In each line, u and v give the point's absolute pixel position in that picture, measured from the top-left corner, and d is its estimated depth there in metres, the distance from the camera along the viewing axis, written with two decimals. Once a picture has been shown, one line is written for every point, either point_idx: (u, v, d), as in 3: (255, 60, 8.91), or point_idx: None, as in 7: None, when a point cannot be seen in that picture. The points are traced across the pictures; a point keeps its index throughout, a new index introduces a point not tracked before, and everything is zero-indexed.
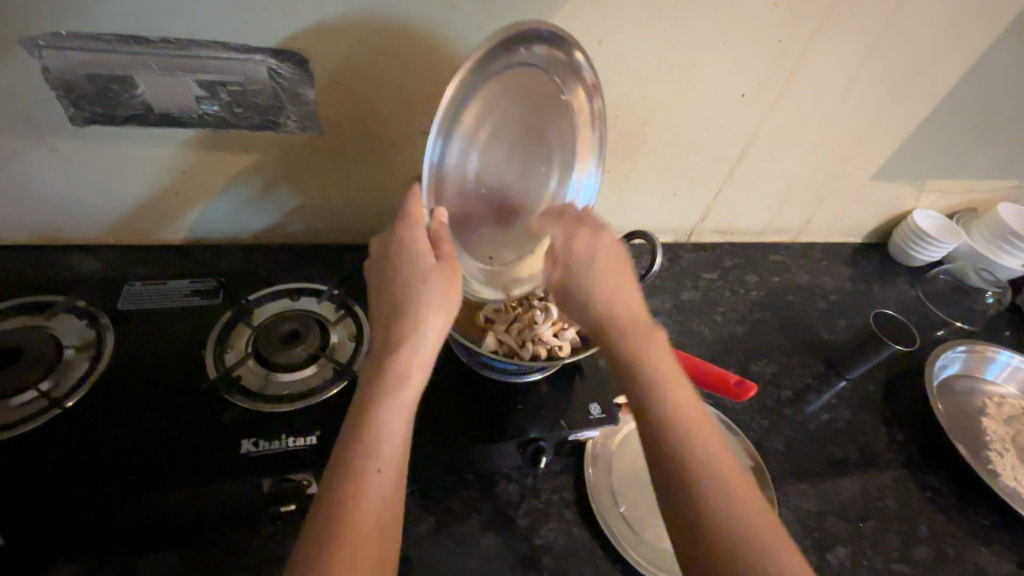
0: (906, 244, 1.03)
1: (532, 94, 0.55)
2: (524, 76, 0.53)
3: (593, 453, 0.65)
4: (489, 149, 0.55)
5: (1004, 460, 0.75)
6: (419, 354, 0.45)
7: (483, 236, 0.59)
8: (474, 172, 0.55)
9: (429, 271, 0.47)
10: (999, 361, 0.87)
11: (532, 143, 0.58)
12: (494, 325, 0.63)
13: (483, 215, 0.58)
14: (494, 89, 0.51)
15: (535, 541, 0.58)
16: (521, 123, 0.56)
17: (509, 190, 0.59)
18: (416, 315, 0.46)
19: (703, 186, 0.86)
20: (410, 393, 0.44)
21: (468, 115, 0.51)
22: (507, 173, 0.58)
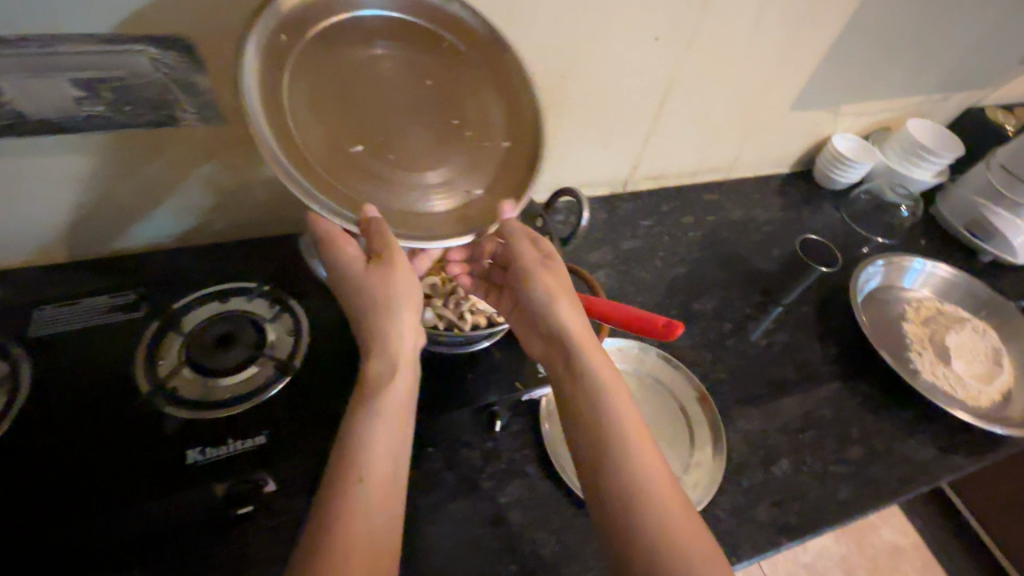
0: (829, 168, 1.07)
1: (333, 62, 0.54)
2: (304, 65, 0.52)
3: (548, 409, 0.67)
4: (364, 137, 0.56)
5: (923, 358, 0.83)
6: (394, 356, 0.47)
7: (457, 179, 0.60)
8: (377, 159, 0.56)
9: (382, 276, 0.49)
10: (915, 269, 0.93)
11: (399, 102, 0.58)
12: (433, 300, 0.62)
13: (411, 168, 0.58)
14: (317, 54, 0.52)
15: (501, 499, 0.60)
16: (361, 92, 0.55)
17: (417, 135, 0.59)
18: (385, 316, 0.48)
19: (632, 134, 0.87)
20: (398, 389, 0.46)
21: (319, 148, 0.53)
22: (421, 139, 0.59)
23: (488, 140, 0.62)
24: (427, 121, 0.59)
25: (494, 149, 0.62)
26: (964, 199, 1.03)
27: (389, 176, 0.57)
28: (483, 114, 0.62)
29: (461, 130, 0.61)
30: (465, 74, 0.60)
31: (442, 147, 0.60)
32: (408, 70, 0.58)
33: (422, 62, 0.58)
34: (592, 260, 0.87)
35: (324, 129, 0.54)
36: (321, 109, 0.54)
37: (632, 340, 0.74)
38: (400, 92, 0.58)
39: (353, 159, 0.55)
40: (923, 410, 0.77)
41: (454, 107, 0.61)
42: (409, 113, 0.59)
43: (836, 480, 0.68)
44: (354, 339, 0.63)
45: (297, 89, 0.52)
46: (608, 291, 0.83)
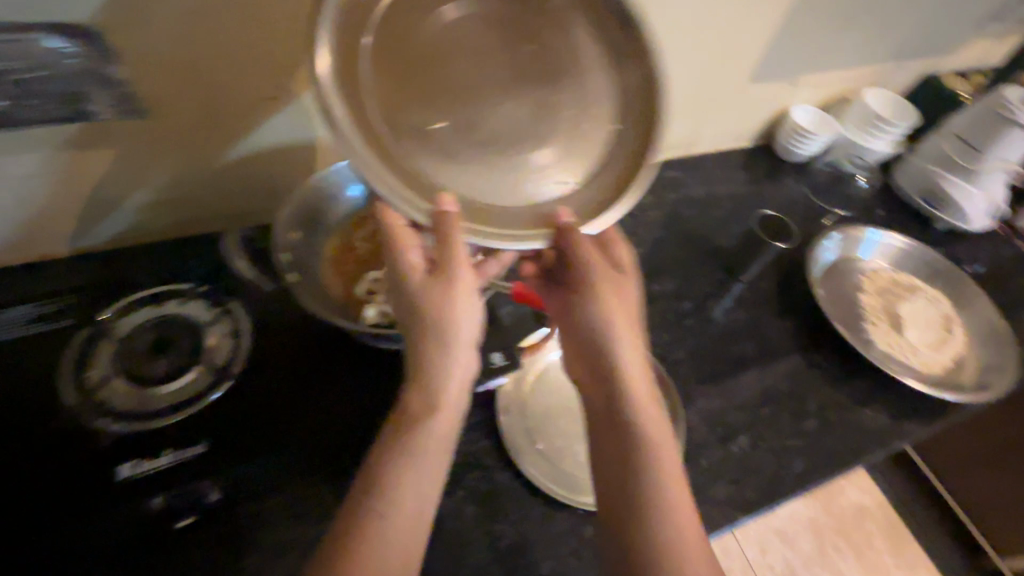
0: (789, 141, 1.06)
1: (415, 30, 0.50)
2: (383, 30, 0.48)
3: (504, 400, 0.66)
4: (446, 115, 0.52)
5: (878, 328, 0.84)
6: (445, 386, 0.47)
7: (555, 163, 0.55)
8: (466, 142, 0.52)
9: (443, 298, 0.48)
10: (871, 240, 0.94)
11: (482, 77, 0.54)
12: (377, 295, 0.55)
13: (501, 153, 0.54)
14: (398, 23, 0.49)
15: (459, 493, 0.59)
16: (444, 65, 0.52)
17: (505, 115, 0.55)
18: (443, 331, 0.48)
19: None
20: (446, 409, 0.46)
21: (402, 123, 0.49)
22: (512, 119, 0.55)
23: (583, 115, 0.57)
24: (516, 97, 0.55)
25: (592, 127, 0.57)
26: (920, 169, 1.03)
27: (480, 161, 0.53)
28: (574, 88, 0.57)
29: (555, 104, 0.56)
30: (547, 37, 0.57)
31: (536, 124, 0.55)
32: (485, 38, 0.54)
33: (496, 28, 0.55)
34: None
35: (410, 110, 0.50)
36: (402, 81, 0.50)
37: None
38: (487, 67, 0.54)
39: (438, 141, 0.51)
40: (877, 380, 0.79)
41: (544, 79, 0.56)
42: (499, 90, 0.55)
43: (792, 454, 0.69)
44: (299, 337, 0.61)
45: (378, 64, 0.48)
46: None
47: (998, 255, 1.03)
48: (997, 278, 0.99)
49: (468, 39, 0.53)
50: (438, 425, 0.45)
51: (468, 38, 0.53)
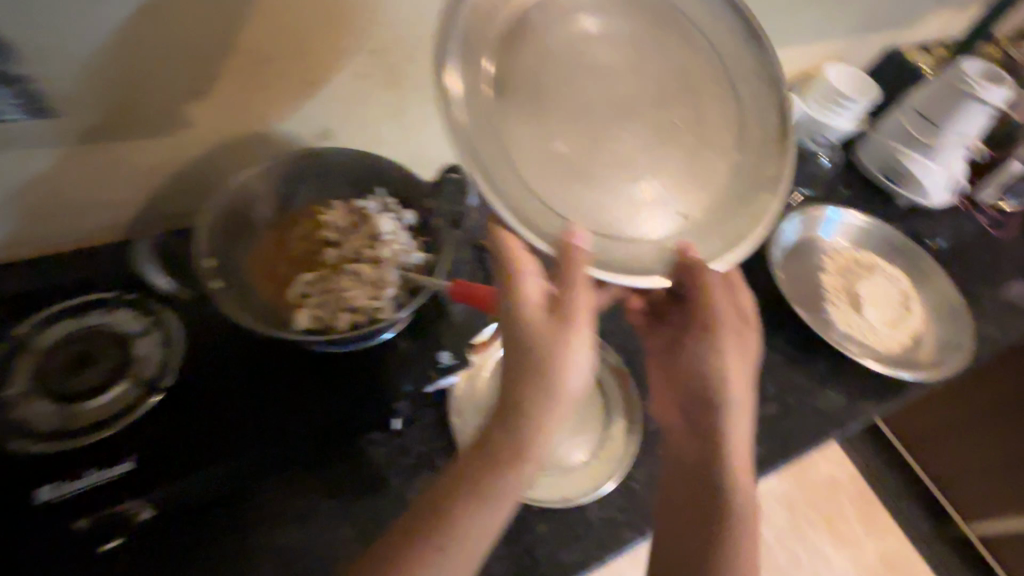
0: None
1: (543, 55, 0.51)
2: (507, 55, 0.50)
3: (457, 399, 0.64)
4: (571, 137, 0.51)
5: (839, 309, 0.84)
6: (544, 436, 0.44)
7: (678, 188, 0.55)
8: (598, 165, 0.52)
9: (555, 341, 0.44)
10: (831, 219, 0.93)
11: (611, 98, 0.54)
12: (308, 299, 0.52)
13: (638, 177, 0.53)
14: (527, 36, 0.50)
15: (410, 496, 0.58)
16: (572, 89, 0.52)
17: (636, 137, 0.54)
18: (567, 368, 0.43)
19: None
20: (541, 449, 0.44)
21: (521, 142, 0.49)
22: (645, 138, 0.54)
23: (694, 136, 0.57)
24: (635, 110, 0.54)
25: (707, 156, 0.57)
26: (881, 144, 1.03)
27: (597, 181, 0.51)
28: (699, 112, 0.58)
29: (671, 121, 0.56)
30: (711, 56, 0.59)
31: (647, 140, 0.54)
32: (614, 56, 0.55)
33: (627, 45, 0.56)
34: None
35: (526, 118, 0.50)
36: (531, 103, 0.50)
37: None
38: (610, 78, 0.54)
39: (568, 162, 0.51)
40: (836, 361, 0.79)
41: (668, 94, 0.56)
42: (620, 103, 0.54)
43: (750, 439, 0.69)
44: (235, 344, 0.58)
45: (507, 69, 0.49)
46: None
47: (958, 229, 1.03)
48: (957, 252, 1.00)
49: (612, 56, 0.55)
50: (524, 474, 0.43)
51: (619, 55, 0.55)
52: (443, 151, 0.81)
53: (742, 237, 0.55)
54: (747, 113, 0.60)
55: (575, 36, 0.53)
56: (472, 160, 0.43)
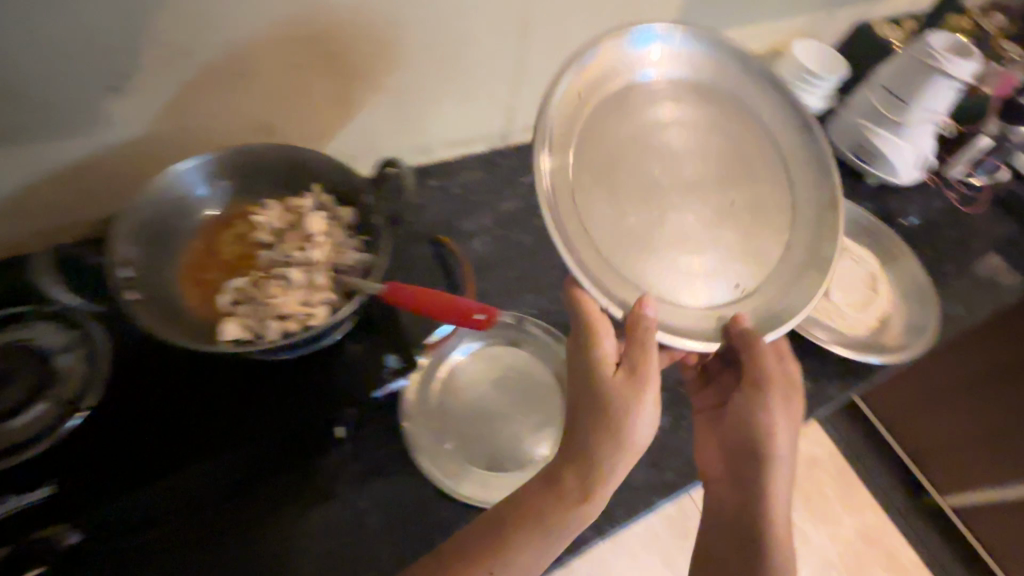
0: None
1: (617, 140, 0.59)
2: (586, 136, 0.57)
3: (408, 404, 0.61)
4: (641, 216, 0.57)
5: None
6: (601, 479, 0.47)
7: (733, 265, 0.59)
8: (661, 244, 0.57)
9: (619, 389, 0.49)
10: None
11: (672, 181, 0.60)
12: (238, 307, 0.49)
13: (700, 256, 0.58)
14: (606, 122, 0.59)
15: (360, 505, 0.56)
16: (641, 173, 0.59)
17: (693, 218, 0.59)
18: (637, 427, 0.48)
19: (498, 83, 0.78)
20: (599, 496, 0.47)
21: (599, 219, 0.55)
22: (702, 218, 0.60)
23: (744, 206, 0.62)
24: (693, 181, 0.61)
25: (756, 231, 0.62)
26: (851, 123, 1.00)
27: (655, 251, 0.57)
28: (747, 192, 0.63)
29: (721, 190, 0.62)
30: (756, 134, 0.66)
31: (702, 210, 0.60)
32: (676, 138, 0.62)
33: (685, 126, 0.63)
34: (465, 227, 0.80)
35: (599, 192, 0.56)
36: (609, 184, 0.57)
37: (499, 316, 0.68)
38: (675, 153, 0.61)
39: (634, 240, 0.56)
40: (802, 347, 0.77)
41: (720, 165, 0.63)
42: (676, 173, 0.60)
43: None
44: (165, 348, 0.56)
45: (585, 149, 0.57)
46: (481, 260, 0.78)
47: (929, 207, 1.02)
48: (927, 229, 0.99)
49: (675, 138, 0.62)
50: (576, 511, 0.47)
51: (680, 136, 0.62)
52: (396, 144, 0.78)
53: (796, 312, 0.58)
54: (796, 193, 0.65)
55: (646, 120, 0.61)
56: (554, 230, 0.48)
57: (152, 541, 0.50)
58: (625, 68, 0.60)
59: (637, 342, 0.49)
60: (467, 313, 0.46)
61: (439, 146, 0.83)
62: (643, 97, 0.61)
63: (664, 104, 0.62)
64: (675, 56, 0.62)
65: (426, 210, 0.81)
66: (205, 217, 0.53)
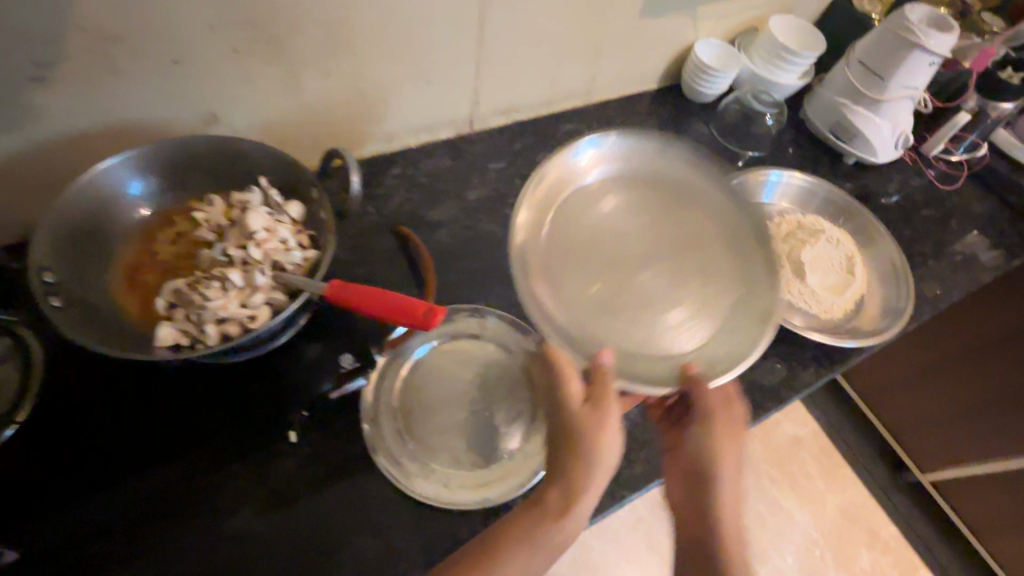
0: (695, 82, 0.98)
1: (574, 227, 0.66)
2: (549, 222, 0.65)
3: (369, 403, 0.59)
4: (603, 287, 0.63)
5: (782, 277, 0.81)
6: (573, 504, 0.48)
7: (687, 323, 0.61)
8: (625, 313, 0.61)
9: (585, 417, 0.50)
10: (772, 182, 0.90)
11: (624, 260, 0.65)
12: (176, 310, 0.46)
13: (662, 318, 0.62)
14: (560, 217, 0.66)
15: (319, 510, 0.54)
16: (597, 257, 0.65)
17: (649, 289, 0.63)
18: (607, 456, 0.49)
19: (459, 64, 0.74)
20: (574, 519, 0.48)
21: (564, 300, 0.61)
22: (658, 287, 0.64)
23: (709, 271, 0.65)
24: (653, 258, 0.66)
25: (708, 288, 0.64)
26: (828, 101, 0.98)
27: (639, 311, 0.62)
28: (692, 260, 0.66)
29: (682, 263, 0.66)
30: (691, 205, 0.69)
31: (670, 281, 0.64)
32: (621, 223, 0.67)
33: (626, 207, 0.68)
34: (430, 218, 0.77)
35: (570, 273, 0.63)
36: (576, 264, 0.64)
37: (462, 311, 0.68)
38: (633, 237, 0.67)
39: (598, 315, 0.61)
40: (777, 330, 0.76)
41: (675, 240, 0.67)
42: (637, 254, 0.66)
43: None
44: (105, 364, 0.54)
45: (556, 246, 0.64)
46: (445, 252, 0.75)
47: (907, 184, 1.00)
48: (906, 208, 0.97)
49: (622, 223, 0.67)
50: (547, 536, 0.47)
51: (627, 221, 0.68)
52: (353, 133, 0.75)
53: (740, 356, 0.59)
54: (736, 253, 0.66)
55: (600, 215, 0.68)
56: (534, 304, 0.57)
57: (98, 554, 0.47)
58: (570, 169, 0.68)
59: (600, 381, 0.51)
60: (412, 311, 0.44)
61: (402, 132, 0.80)
62: (588, 194, 0.68)
63: (603, 196, 0.69)
64: (604, 152, 0.69)
65: (390, 200, 0.78)
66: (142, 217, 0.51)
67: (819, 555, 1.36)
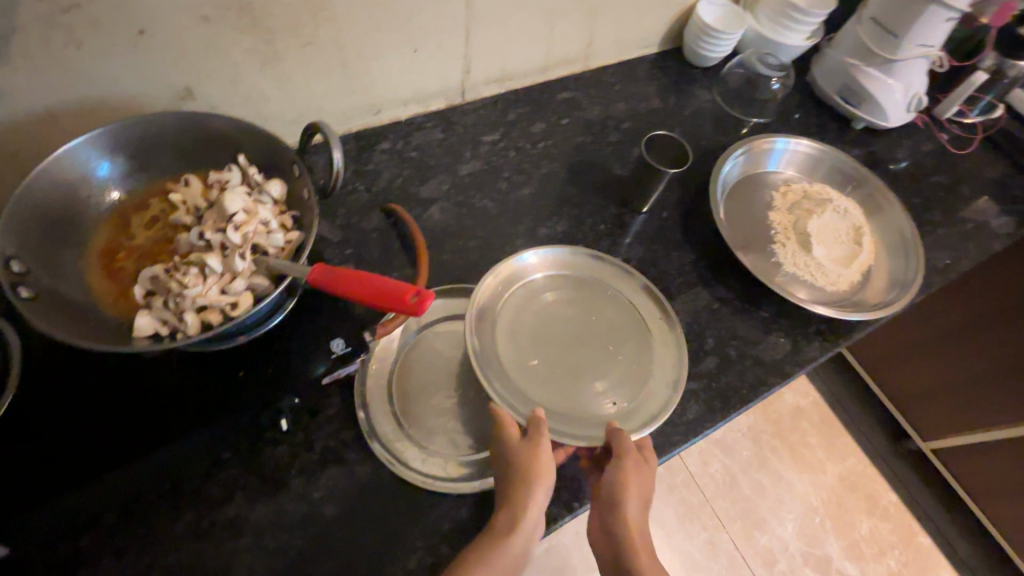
0: (698, 45, 0.93)
1: (514, 314, 0.66)
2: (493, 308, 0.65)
3: (364, 388, 0.58)
4: (538, 368, 0.63)
5: (786, 250, 0.78)
6: (515, 536, 0.48)
7: (607, 403, 0.62)
8: (554, 390, 0.62)
9: (519, 450, 0.52)
10: (778, 150, 0.86)
11: (558, 344, 0.65)
12: (155, 298, 0.44)
13: (587, 399, 0.62)
14: (507, 307, 0.66)
15: (313, 496, 0.53)
16: (534, 340, 0.65)
17: (577, 372, 0.64)
18: (543, 484, 0.51)
19: (446, 30, 0.70)
20: (519, 545, 0.49)
21: (503, 378, 0.61)
22: (585, 371, 0.64)
23: (642, 361, 0.65)
24: (589, 350, 0.65)
25: (632, 369, 0.64)
26: (837, 62, 0.93)
27: (570, 394, 0.62)
28: (619, 347, 0.66)
29: (617, 354, 0.65)
30: (620, 297, 0.69)
31: (602, 370, 0.64)
32: (557, 310, 0.68)
33: (563, 298, 0.69)
34: (421, 194, 0.75)
35: (506, 357, 0.63)
36: (517, 344, 0.64)
37: (460, 290, 0.66)
38: (572, 327, 0.67)
39: (530, 393, 0.61)
40: (780, 305, 0.74)
41: (612, 332, 0.67)
42: (575, 345, 0.66)
43: (686, 399, 0.65)
44: (85, 355, 0.53)
45: (500, 337, 0.64)
46: (438, 230, 0.72)
47: (918, 150, 0.97)
48: (915, 174, 0.94)
49: (561, 310, 0.68)
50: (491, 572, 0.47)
51: (564, 309, 0.68)
52: (338, 104, 0.71)
53: (652, 418, 0.59)
54: (658, 342, 0.66)
55: (541, 307, 0.68)
56: (481, 370, 0.59)
57: (90, 546, 0.49)
58: (519, 261, 0.69)
59: (535, 426, 0.55)
60: (401, 296, 0.41)
61: (389, 105, 0.76)
62: (531, 285, 0.69)
63: (542, 287, 0.69)
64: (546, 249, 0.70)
65: (378, 176, 0.75)
66: (114, 200, 0.49)
67: (819, 522, 1.37)
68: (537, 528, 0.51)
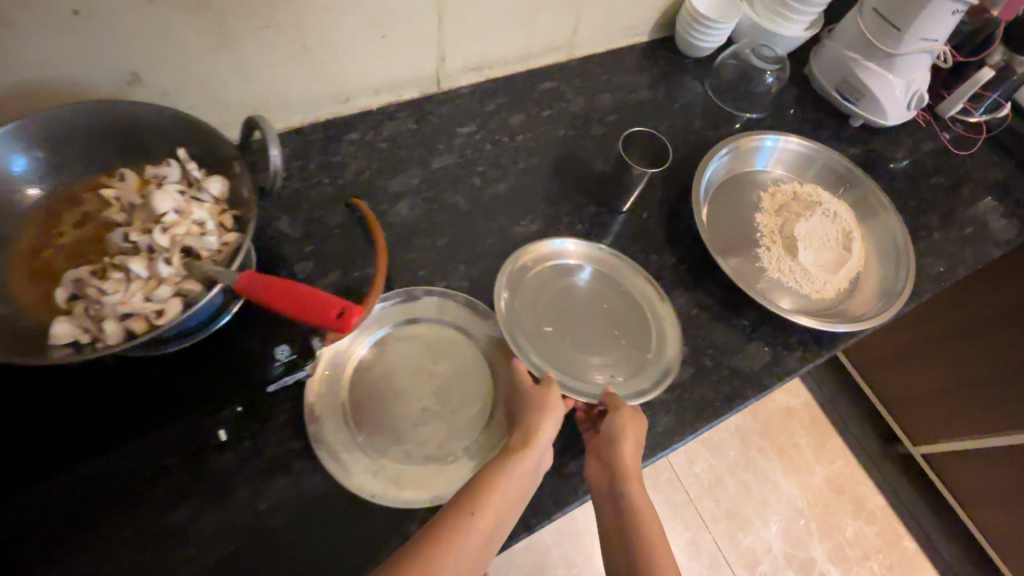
0: (689, 34, 0.88)
1: (535, 284, 0.67)
2: (519, 278, 0.66)
3: (316, 396, 0.55)
4: (545, 334, 0.64)
5: (772, 254, 0.75)
6: (527, 460, 0.50)
7: (601, 378, 0.62)
8: (555, 357, 0.62)
9: (533, 387, 0.55)
10: (767, 148, 0.82)
11: (569, 317, 0.66)
12: (79, 303, 0.41)
13: (582, 371, 0.62)
14: (533, 280, 0.67)
15: (259, 507, 0.51)
16: (548, 309, 0.66)
17: (580, 346, 0.64)
18: (553, 414, 0.53)
19: (417, 13, 0.66)
20: (531, 462, 0.50)
21: (517, 335, 0.61)
22: (588, 345, 0.64)
23: (640, 352, 0.64)
24: (595, 327, 0.66)
25: (630, 353, 0.64)
26: (835, 55, 0.89)
27: (569, 364, 0.62)
28: (622, 331, 0.66)
29: (620, 337, 0.65)
30: (630, 284, 0.69)
31: (601, 349, 0.64)
32: (573, 287, 0.68)
33: (583, 277, 0.69)
34: (390, 189, 0.71)
35: (521, 321, 0.64)
36: (533, 311, 0.65)
37: (421, 294, 0.63)
38: (582, 306, 0.67)
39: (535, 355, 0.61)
40: (761, 313, 0.71)
41: (619, 318, 0.67)
42: (584, 321, 0.66)
43: (657, 410, 0.62)
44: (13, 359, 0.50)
45: (515, 302, 0.65)
46: (404, 226, 0.69)
47: (918, 149, 0.92)
48: (914, 175, 0.89)
49: (579, 287, 0.68)
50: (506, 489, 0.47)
51: (582, 287, 0.68)
52: (304, 93, 0.68)
53: (639, 396, 0.60)
54: (655, 332, 0.66)
55: (559, 282, 0.68)
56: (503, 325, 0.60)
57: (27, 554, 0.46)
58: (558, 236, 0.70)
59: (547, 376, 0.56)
60: (325, 313, 0.40)
61: (358, 94, 0.73)
62: (559, 260, 0.69)
63: (567, 264, 0.69)
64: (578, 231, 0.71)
65: (345, 168, 0.71)
66: (38, 195, 0.46)
67: (804, 524, 1.35)
68: (548, 453, 0.52)
